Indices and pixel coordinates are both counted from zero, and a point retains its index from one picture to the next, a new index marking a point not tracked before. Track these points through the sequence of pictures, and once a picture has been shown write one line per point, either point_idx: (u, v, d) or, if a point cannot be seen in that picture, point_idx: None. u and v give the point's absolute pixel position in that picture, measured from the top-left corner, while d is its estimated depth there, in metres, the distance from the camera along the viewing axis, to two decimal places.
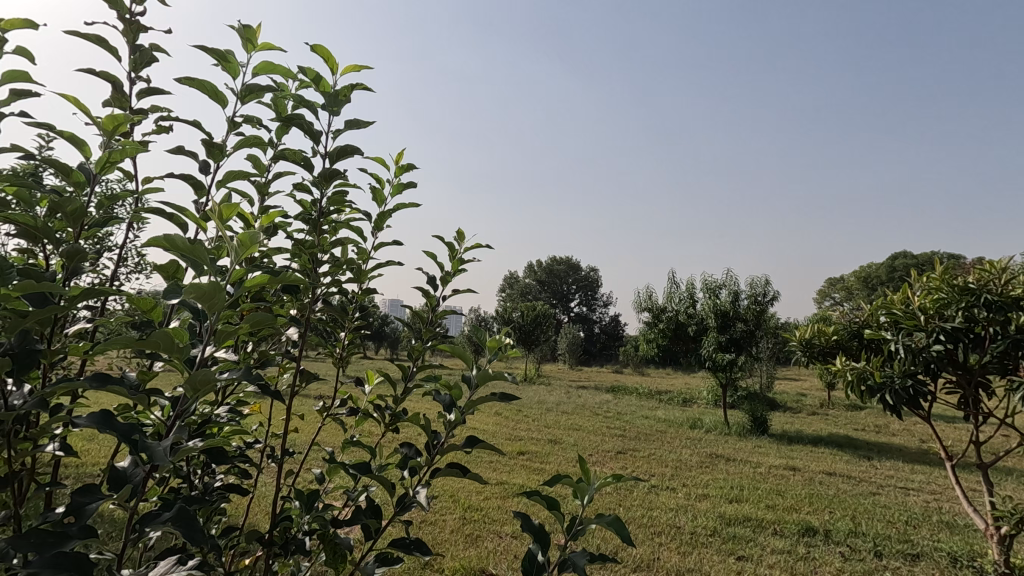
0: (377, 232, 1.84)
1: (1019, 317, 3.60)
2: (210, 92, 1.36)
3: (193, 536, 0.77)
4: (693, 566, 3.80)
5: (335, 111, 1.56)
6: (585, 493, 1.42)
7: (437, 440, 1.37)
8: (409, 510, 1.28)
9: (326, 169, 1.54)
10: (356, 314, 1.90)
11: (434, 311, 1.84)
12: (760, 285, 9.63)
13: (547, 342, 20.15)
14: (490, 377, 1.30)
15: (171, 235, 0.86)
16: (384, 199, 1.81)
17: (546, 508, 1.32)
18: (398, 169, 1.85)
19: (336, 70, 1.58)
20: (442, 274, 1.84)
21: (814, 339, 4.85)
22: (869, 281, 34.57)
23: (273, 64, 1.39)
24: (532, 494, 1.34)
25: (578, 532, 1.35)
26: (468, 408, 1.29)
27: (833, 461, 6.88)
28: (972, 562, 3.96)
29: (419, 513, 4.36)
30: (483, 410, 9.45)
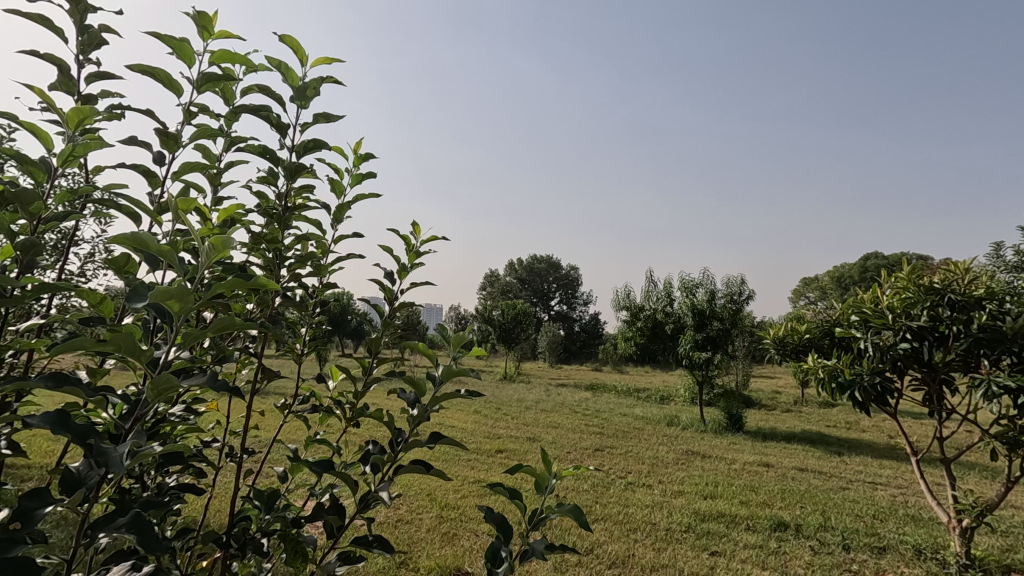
0: (338, 224, 1.82)
1: (981, 316, 3.72)
2: (164, 81, 1.32)
3: (149, 544, 0.75)
4: (668, 562, 3.84)
5: (303, 104, 1.51)
6: (545, 485, 1.46)
7: (401, 437, 1.35)
8: (371, 507, 1.26)
9: (290, 164, 1.50)
10: (318, 310, 1.88)
11: (391, 303, 1.83)
12: (735, 285, 9.78)
13: (526, 341, 20.21)
14: (453, 372, 1.30)
15: (139, 233, 0.81)
16: (342, 190, 1.78)
17: (509, 501, 1.31)
18: (357, 159, 1.82)
19: (303, 61, 1.54)
20: (398, 268, 1.81)
21: (787, 338, 4.96)
22: (842, 281, 35.38)
23: (232, 52, 1.35)
24: (494, 486, 1.33)
25: (539, 522, 1.36)
26: (432, 402, 1.28)
27: (805, 457, 7.02)
28: (936, 555, 4.07)
29: (394, 512, 4.33)
30: (463, 408, 9.45)
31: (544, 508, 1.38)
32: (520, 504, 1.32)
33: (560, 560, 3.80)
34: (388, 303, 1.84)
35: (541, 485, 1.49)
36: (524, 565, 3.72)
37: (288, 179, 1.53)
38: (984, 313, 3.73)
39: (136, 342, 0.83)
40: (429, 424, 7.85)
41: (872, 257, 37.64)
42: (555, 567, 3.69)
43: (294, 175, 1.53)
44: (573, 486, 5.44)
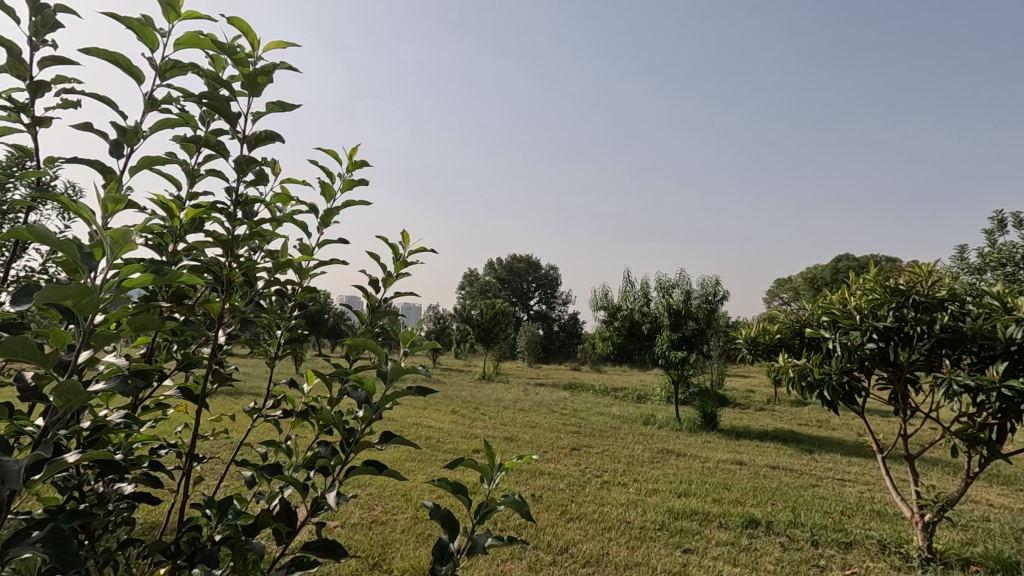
0: (325, 227, 1.71)
1: (943, 317, 3.84)
2: (122, 64, 1.24)
3: (63, 560, 0.75)
4: (641, 560, 3.87)
5: (254, 93, 1.45)
6: (490, 477, 1.44)
7: (352, 437, 1.34)
8: (321, 510, 1.26)
9: (239, 157, 1.45)
10: (295, 311, 1.83)
11: (374, 310, 1.83)
12: (711, 285, 9.91)
13: (505, 340, 20.21)
14: (403, 371, 1.29)
15: (35, 228, 0.80)
16: (333, 194, 1.64)
17: (455, 497, 1.28)
18: (352, 165, 1.70)
19: (257, 45, 1.50)
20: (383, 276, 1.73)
21: (759, 337, 5.04)
22: (815, 282, 36.23)
23: (197, 38, 1.29)
24: (438, 483, 1.30)
25: (486, 514, 1.34)
26: (383, 401, 1.27)
27: (777, 455, 7.14)
28: (899, 549, 4.19)
29: (369, 513, 4.29)
30: (441, 408, 9.40)
31: (489, 500, 1.37)
32: (466, 498, 1.30)
33: (534, 559, 3.81)
34: (370, 311, 1.84)
35: (486, 476, 1.46)
36: (499, 565, 3.71)
37: (237, 172, 1.48)
38: (946, 314, 3.84)
39: (36, 345, 0.83)
40: (407, 424, 7.80)
41: (844, 259, 38.56)
42: (529, 567, 3.69)
43: (245, 169, 1.48)
44: (549, 485, 5.45)
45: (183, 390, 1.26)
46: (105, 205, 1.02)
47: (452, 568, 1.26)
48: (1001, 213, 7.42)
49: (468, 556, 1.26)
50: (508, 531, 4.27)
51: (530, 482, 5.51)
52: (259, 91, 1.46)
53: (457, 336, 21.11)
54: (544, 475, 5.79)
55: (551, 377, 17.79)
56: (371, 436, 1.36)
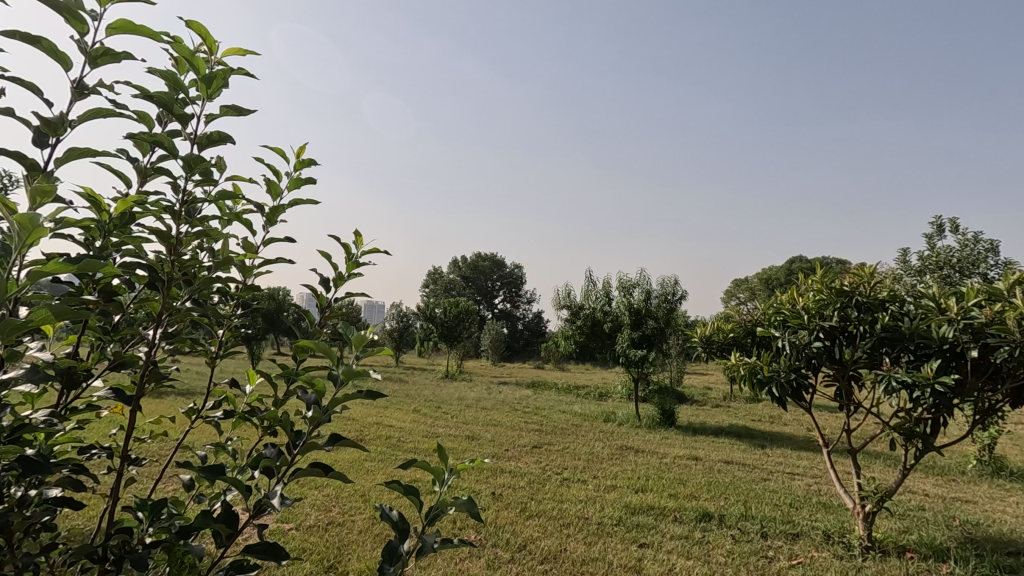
0: (270, 227, 1.58)
1: (884, 317, 4.04)
2: (48, 51, 1.16)
3: None
4: (598, 556, 3.93)
5: (206, 94, 1.28)
6: (441, 480, 1.40)
7: (300, 439, 1.30)
8: (264, 513, 1.22)
9: (186, 156, 1.25)
10: (240, 310, 1.75)
11: (325, 310, 1.78)
12: (670, 285, 10.14)
13: (469, 338, 20.19)
14: (355, 373, 1.25)
15: None
16: (278, 192, 1.54)
17: (407, 498, 1.23)
18: (298, 162, 1.59)
19: (214, 51, 1.33)
20: (334, 276, 1.65)
21: (713, 336, 5.18)
22: (769, 283, 37.52)
23: (132, 24, 1.15)
24: (389, 484, 1.24)
25: (437, 516, 1.30)
26: (331, 404, 1.23)
27: (731, 450, 7.37)
28: (842, 538, 4.39)
29: (325, 514, 4.21)
30: (402, 407, 9.30)
31: (441, 502, 1.33)
32: (418, 500, 1.25)
33: (493, 557, 3.81)
34: (321, 311, 1.80)
35: (438, 479, 1.42)
36: (456, 564, 3.69)
37: (184, 172, 1.28)
38: (886, 314, 4.04)
39: None
40: (366, 423, 7.68)
41: (798, 260, 40.08)
42: (487, 565, 3.70)
43: (192, 170, 1.28)
44: (509, 483, 5.47)
45: (116, 390, 1.20)
46: (31, 197, 0.97)
47: (400, 570, 1.21)
48: (939, 219, 7.83)
49: (418, 557, 1.22)
50: (467, 529, 4.26)
51: (491, 481, 5.51)
52: (214, 92, 1.29)
53: (421, 334, 20.95)
54: (505, 473, 5.80)
55: (514, 376, 17.86)
56: (319, 439, 1.32)
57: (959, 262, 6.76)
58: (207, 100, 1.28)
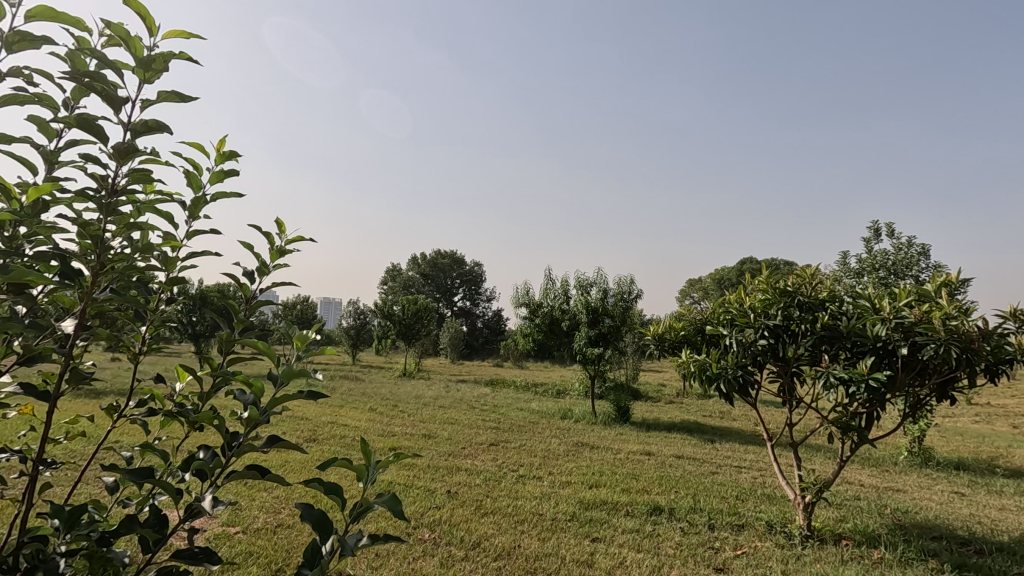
0: (193, 220, 1.50)
1: (824, 316, 4.25)
2: None
3: None
4: (551, 551, 3.97)
5: (145, 78, 1.21)
6: (365, 477, 1.35)
7: (236, 440, 1.25)
8: (197, 516, 1.17)
9: (120, 144, 1.18)
10: (165, 304, 1.66)
11: (248, 302, 1.68)
12: (626, 284, 10.33)
13: (427, 336, 20.02)
14: (295, 373, 1.21)
15: None
16: (198, 185, 1.46)
17: (328, 496, 1.20)
18: (220, 155, 1.51)
19: (154, 33, 1.26)
20: (258, 267, 1.59)
21: (665, 334, 5.30)
22: (721, 283, 38.82)
23: (55, 11, 1.09)
24: (309, 484, 1.21)
25: (361, 514, 1.27)
26: (270, 404, 1.19)
27: (682, 445, 7.58)
28: (784, 528, 4.58)
29: (274, 517, 4.10)
30: (357, 406, 9.13)
31: (364, 499, 1.30)
32: (340, 498, 1.22)
33: (446, 555, 3.79)
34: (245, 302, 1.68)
35: (363, 476, 1.37)
36: (410, 563, 3.65)
37: (114, 161, 1.21)
38: (825, 313, 4.25)
39: None
40: (320, 423, 7.51)
41: (748, 261, 41.55)
42: (441, 564, 3.68)
43: (124, 159, 1.21)
44: (465, 481, 5.46)
45: (25, 387, 1.13)
46: None
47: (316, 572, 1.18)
48: (876, 224, 8.26)
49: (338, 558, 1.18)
50: (421, 528, 4.23)
51: (446, 479, 5.48)
52: (151, 79, 1.23)
53: (378, 332, 20.63)
54: (461, 472, 5.78)
55: (473, 374, 17.80)
56: (256, 440, 1.28)
57: (894, 264, 7.15)
58: (145, 84, 1.22)
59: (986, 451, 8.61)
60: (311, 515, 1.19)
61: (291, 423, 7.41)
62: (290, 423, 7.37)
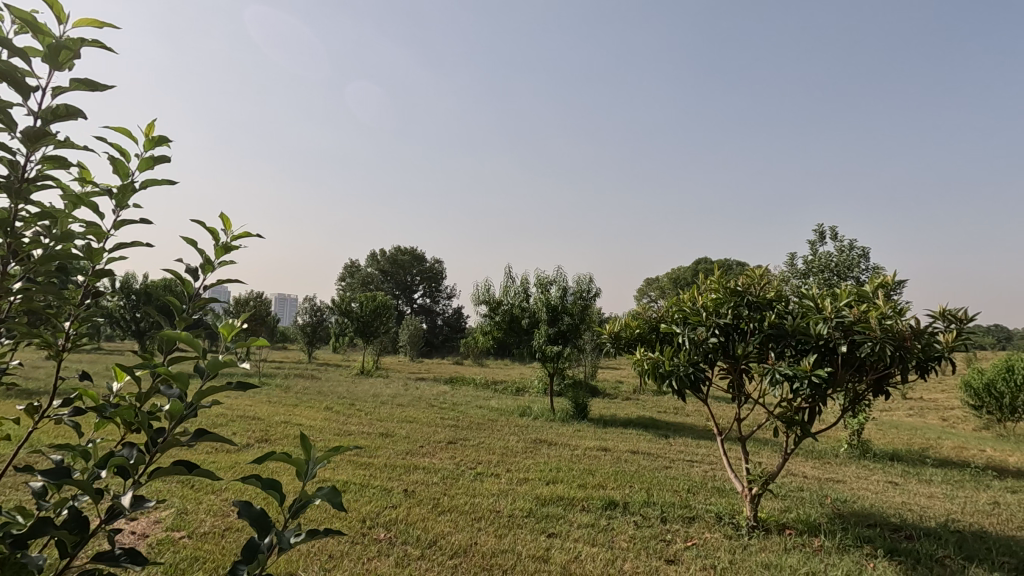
0: (121, 209, 1.44)
1: (770, 315, 4.44)
2: None
3: None
4: (507, 548, 3.99)
5: (57, 66, 1.16)
6: (305, 472, 1.33)
7: (161, 437, 1.21)
8: (120, 516, 1.13)
9: (30, 130, 1.12)
10: (92, 299, 1.58)
11: (192, 299, 1.55)
12: (585, 282, 10.45)
13: (386, 333, 19.73)
14: (221, 365, 1.19)
15: None
16: (125, 172, 1.40)
17: (266, 492, 1.18)
18: (149, 141, 1.45)
19: (63, 20, 1.20)
20: (204, 263, 1.51)
21: (621, 332, 5.40)
22: (677, 282, 39.82)
23: None
24: (245, 479, 1.18)
25: (300, 510, 1.26)
26: (196, 397, 1.16)
27: (637, 440, 7.74)
28: (732, 519, 4.75)
29: (222, 520, 3.97)
30: (312, 405, 8.93)
31: (305, 494, 1.28)
32: (278, 494, 1.20)
33: (401, 555, 3.76)
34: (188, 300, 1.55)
35: (302, 472, 1.35)
36: (364, 564, 3.60)
37: (24, 148, 1.15)
38: (771, 313, 4.44)
39: None
40: (272, 422, 7.30)
41: (703, 261, 42.78)
42: (396, 564, 3.64)
43: (35, 144, 1.15)
44: (422, 480, 5.42)
45: None
46: None
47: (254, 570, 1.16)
48: (821, 227, 8.65)
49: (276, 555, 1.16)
50: (377, 528, 4.18)
51: (403, 478, 5.43)
52: (63, 67, 1.18)
53: (335, 329, 20.20)
54: (418, 470, 5.74)
55: (432, 371, 17.69)
56: (182, 436, 1.25)
57: (836, 266, 7.50)
58: (55, 71, 1.16)
59: (918, 442, 9.15)
60: (253, 514, 1.17)
61: (241, 423, 7.18)
62: (240, 423, 7.14)
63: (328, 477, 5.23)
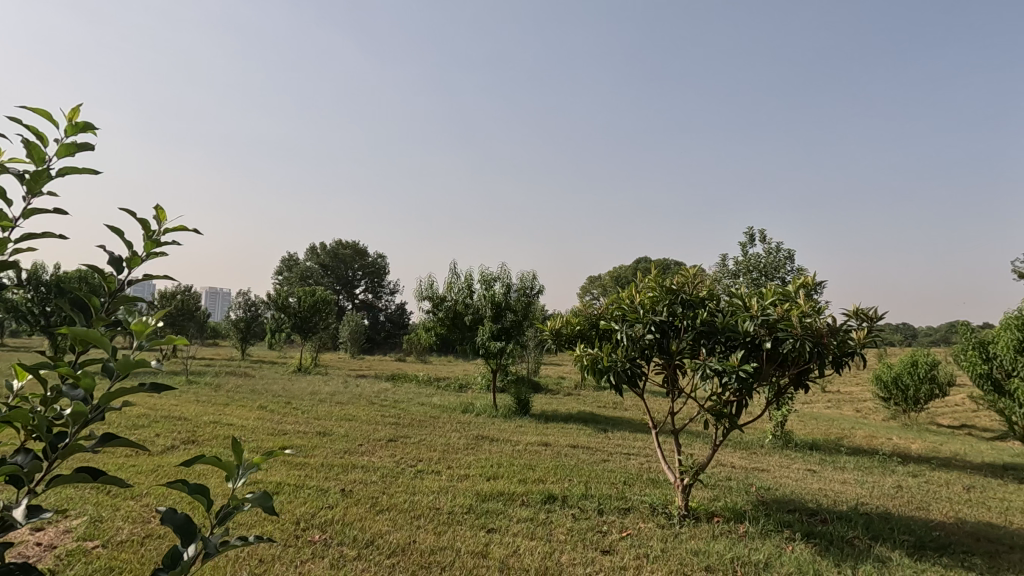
0: (33, 197, 1.32)
1: (702, 313, 4.64)
2: None
3: None
4: (446, 544, 3.98)
5: None
6: (235, 479, 1.28)
7: (59, 442, 1.14)
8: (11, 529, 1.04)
9: None
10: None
11: (113, 297, 1.45)
12: (528, 279, 10.55)
13: (325, 329, 19.16)
14: (133, 365, 1.11)
15: None
16: (40, 157, 1.29)
17: (194, 498, 1.12)
18: (71, 126, 1.34)
19: None
20: (129, 257, 1.41)
21: (562, 329, 5.48)
22: (618, 281, 40.88)
23: None
24: (171, 485, 1.11)
25: (228, 516, 1.20)
26: (102, 399, 1.10)
27: (577, 434, 7.91)
28: (665, 509, 4.93)
29: (142, 527, 3.73)
30: (244, 405, 8.56)
31: (235, 499, 1.23)
32: (206, 500, 1.15)
33: (337, 556, 3.67)
34: (108, 296, 1.45)
35: (231, 477, 1.28)
36: (296, 566, 3.50)
37: None
38: (703, 311, 4.65)
39: None
40: (201, 423, 6.95)
41: (643, 261, 44.12)
42: (331, 565, 3.55)
43: None
44: (361, 478, 5.31)
45: None
46: None
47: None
48: (751, 230, 9.11)
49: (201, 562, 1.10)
50: (311, 529, 4.06)
51: (340, 477, 5.31)
52: None
53: (271, 325, 19.43)
54: (356, 469, 5.62)
55: (374, 368, 17.35)
56: (86, 440, 1.18)
57: (764, 266, 7.92)
58: None
59: (834, 432, 9.83)
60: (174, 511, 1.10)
61: (166, 423, 6.79)
62: (165, 424, 6.74)
63: (261, 478, 5.03)
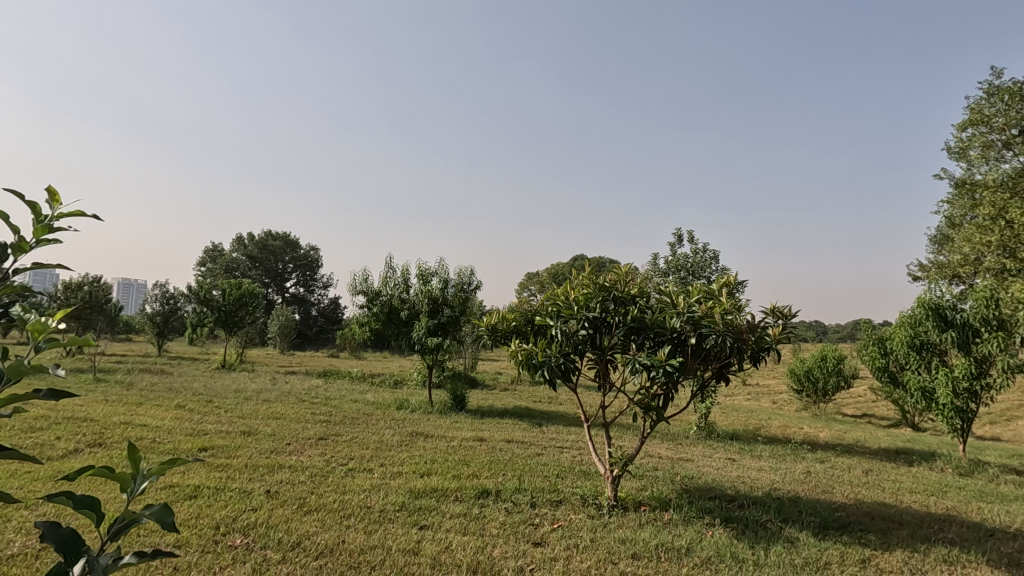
0: None
1: (633, 310, 4.80)
2: None
3: None
4: (376, 543, 3.90)
5: None
6: (131, 488, 1.18)
7: None
8: None
9: None
10: None
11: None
12: (466, 275, 10.50)
13: (252, 324, 18.27)
14: (31, 372, 1.00)
15: None
16: None
17: (80, 512, 1.03)
18: None
19: None
20: (16, 242, 1.27)
21: (498, 324, 5.49)
22: (555, 278, 41.49)
23: None
24: (55, 497, 1.02)
25: (122, 529, 1.11)
26: None
27: (512, 429, 7.97)
28: (595, 500, 5.07)
29: (38, 539, 3.43)
30: (159, 404, 8.02)
31: (131, 510, 1.14)
32: (95, 514, 1.06)
33: (260, 560, 3.52)
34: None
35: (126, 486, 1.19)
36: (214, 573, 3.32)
37: None
38: (633, 308, 4.81)
39: None
40: (110, 424, 6.45)
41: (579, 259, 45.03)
42: (253, 570, 3.40)
43: None
44: (288, 479, 5.11)
45: None
46: None
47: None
48: (680, 231, 9.51)
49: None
50: (232, 533, 3.87)
51: (265, 478, 5.08)
52: None
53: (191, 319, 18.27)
54: (283, 469, 5.40)
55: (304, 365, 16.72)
56: None
57: (692, 266, 8.30)
58: None
59: (753, 423, 10.46)
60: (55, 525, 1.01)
61: (68, 426, 6.25)
62: (67, 426, 6.21)
63: (178, 482, 4.74)
